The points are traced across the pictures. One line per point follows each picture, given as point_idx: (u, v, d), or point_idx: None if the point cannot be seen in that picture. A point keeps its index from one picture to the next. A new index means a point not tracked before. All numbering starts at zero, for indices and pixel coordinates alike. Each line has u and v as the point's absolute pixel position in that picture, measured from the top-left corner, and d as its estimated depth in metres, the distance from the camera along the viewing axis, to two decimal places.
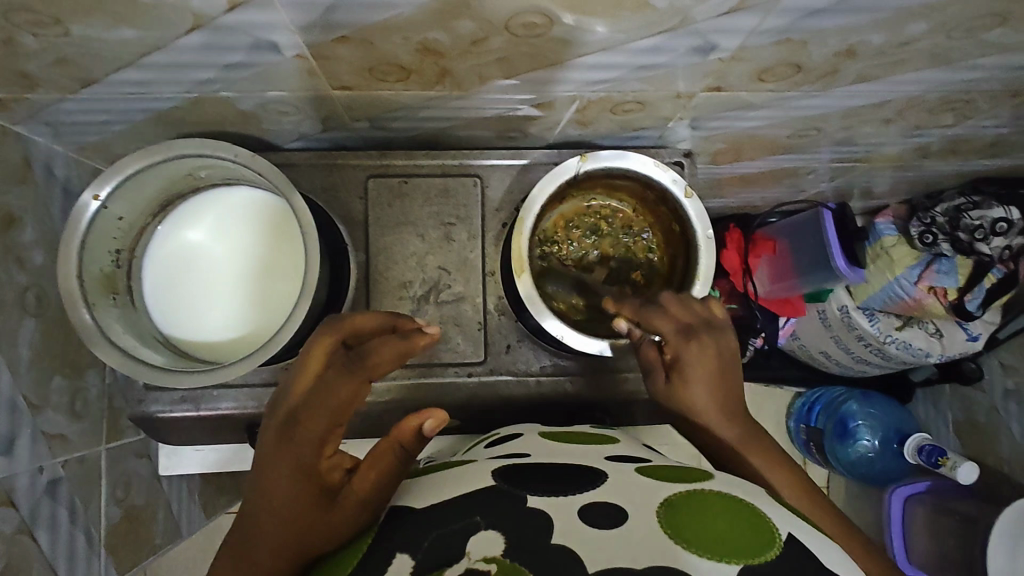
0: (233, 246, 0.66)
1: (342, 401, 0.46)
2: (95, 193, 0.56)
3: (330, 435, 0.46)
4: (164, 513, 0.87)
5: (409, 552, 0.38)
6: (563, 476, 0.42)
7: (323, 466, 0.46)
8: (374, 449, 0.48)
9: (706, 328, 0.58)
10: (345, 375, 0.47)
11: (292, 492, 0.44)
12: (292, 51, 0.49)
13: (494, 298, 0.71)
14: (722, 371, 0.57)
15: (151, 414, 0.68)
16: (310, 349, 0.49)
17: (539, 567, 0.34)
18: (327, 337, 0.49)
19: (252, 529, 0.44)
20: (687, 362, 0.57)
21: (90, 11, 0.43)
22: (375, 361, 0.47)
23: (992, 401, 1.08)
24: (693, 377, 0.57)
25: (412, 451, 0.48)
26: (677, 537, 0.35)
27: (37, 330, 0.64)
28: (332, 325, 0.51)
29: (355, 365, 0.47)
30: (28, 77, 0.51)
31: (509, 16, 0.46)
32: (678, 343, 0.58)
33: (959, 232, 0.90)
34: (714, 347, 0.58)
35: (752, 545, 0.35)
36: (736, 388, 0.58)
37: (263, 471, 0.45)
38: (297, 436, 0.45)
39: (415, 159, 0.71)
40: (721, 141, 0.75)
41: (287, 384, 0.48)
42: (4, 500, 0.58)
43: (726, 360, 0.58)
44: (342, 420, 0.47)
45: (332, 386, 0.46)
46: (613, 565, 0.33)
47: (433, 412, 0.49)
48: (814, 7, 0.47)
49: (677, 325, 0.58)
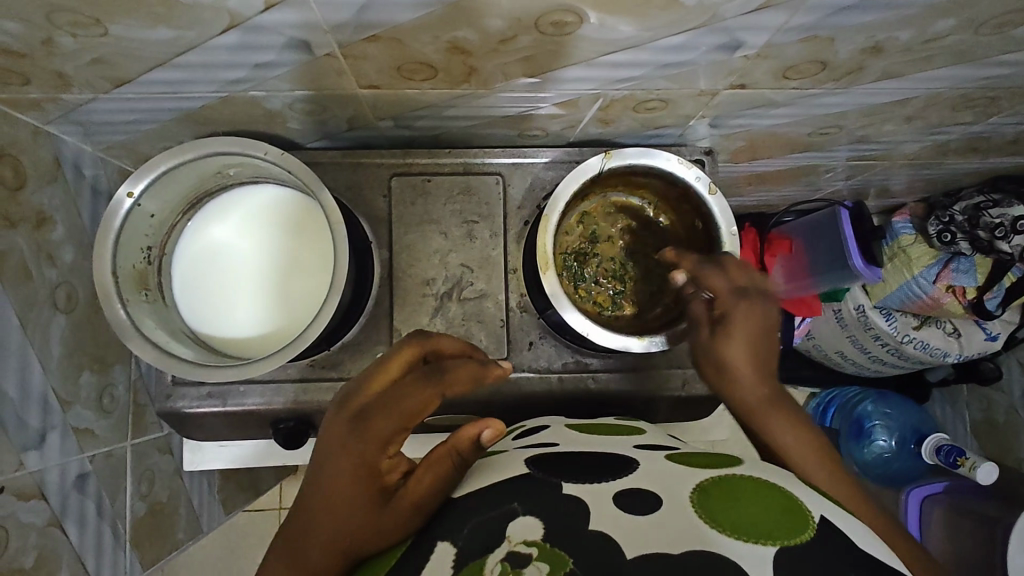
0: (260, 243, 0.66)
1: (415, 406, 0.47)
2: (129, 190, 0.57)
3: (397, 436, 0.47)
4: (187, 510, 0.88)
5: (450, 539, 0.39)
6: (598, 466, 0.42)
7: (383, 466, 0.46)
8: (430, 454, 0.47)
9: (757, 291, 0.59)
10: (422, 383, 0.48)
11: (352, 489, 0.45)
12: (322, 50, 0.50)
13: (516, 296, 0.72)
14: (764, 333, 0.57)
15: (177, 410, 0.69)
16: (392, 356, 0.51)
17: (580, 549, 0.34)
18: (408, 347, 0.51)
19: (310, 524, 0.45)
20: (733, 317, 0.57)
21: (128, 11, 0.43)
22: (454, 378, 0.49)
23: (1010, 399, 1.10)
24: (737, 333, 0.56)
25: (468, 460, 0.48)
26: (699, 509, 0.36)
27: (67, 326, 0.65)
28: (417, 340, 0.53)
29: (435, 377, 0.48)
30: (63, 77, 0.52)
31: (538, 15, 0.46)
32: (730, 301, 0.58)
33: (978, 230, 0.90)
34: (764, 314, 0.57)
35: (770, 530, 0.35)
36: (772, 352, 0.57)
37: (324, 463, 0.46)
38: (363, 431, 0.46)
39: (436, 158, 0.72)
40: (741, 139, 0.75)
41: (365, 378, 0.49)
42: (36, 493, 0.59)
43: (769, 322, 0.57)
44: (411, 425, 0.47)
45: (406, 390, 0.47)
46: (653, 550, 0.33)
47: (491, 422, 0.49)
48: (841, 4, 0.47)
49: (730, 284, 0.59)
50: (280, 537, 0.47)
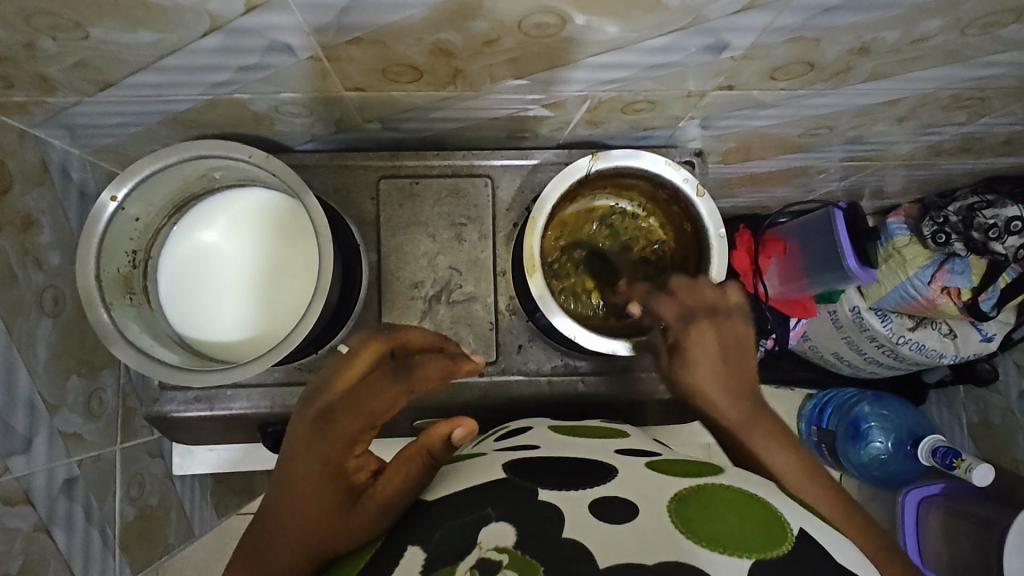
0: (245, 246, 0.66)
1: (382, 404, 0.49)
2: (113, 194, 0.57)
3: (364, 434, 0.49)
4: (177, 514, 0.87)
5: (421, 544, 0.39)
6: (576, 473, 0.42)
7: (351, 465, 0.47)
8: (401, 453, 0.47)
9: (709, 313, 0.61)
10: (391, 383, 0.51)
11: (321, 489, 0.45)
12: (305, 53, 0.50)
13: (505, 298, 0.72)
14: (724, 354, 0.59)
15: (165, 414, 0.69)
16: (361, 349, 0.53)
17: (550, 555, 0.34)
18: (376, 342, 0.54)
19: (277, 526, 0.45)
20: (687, 344, 0.60)
21: (108, 14, 0.43)
22: (420, 373, 0.53)
23: (1006, 402, 1.09)
24: (696, 359, 0.59)
25: (439, 461, 0.47)
26: (676, 518, 0.36)
27: (54, 329, 0.65)
28: (382, 336, 0.55)
29: (401, 374, 0.52)
30: (47, 80, 0.52)
31: (522, 16, 0.46)
32: (680, 328, 0.61)
33: (972, 231, 0.90)
34: (715, 331, 0.60)
35: (745, 540, 0.35)
36: (746, 367, 0.59)
37: (290, 465, 0.47)
38: (330, 430, 0.47)
39: (425, 160, 0.71)
40: (730, 140, 0.75)
41: (333, 374, 0.52)
42: (23, 498, 0.59)
43: (732, 341, 0.60)
44: (377, 423, 0.49)
45: (374, 388, 0.50)
46: (627, 558, 0.33)
47: (462, 421, 0.49)
48: (827, 5, 0.47)
49: (680, 310, 0.62)
50: (246, 543, 0.46)
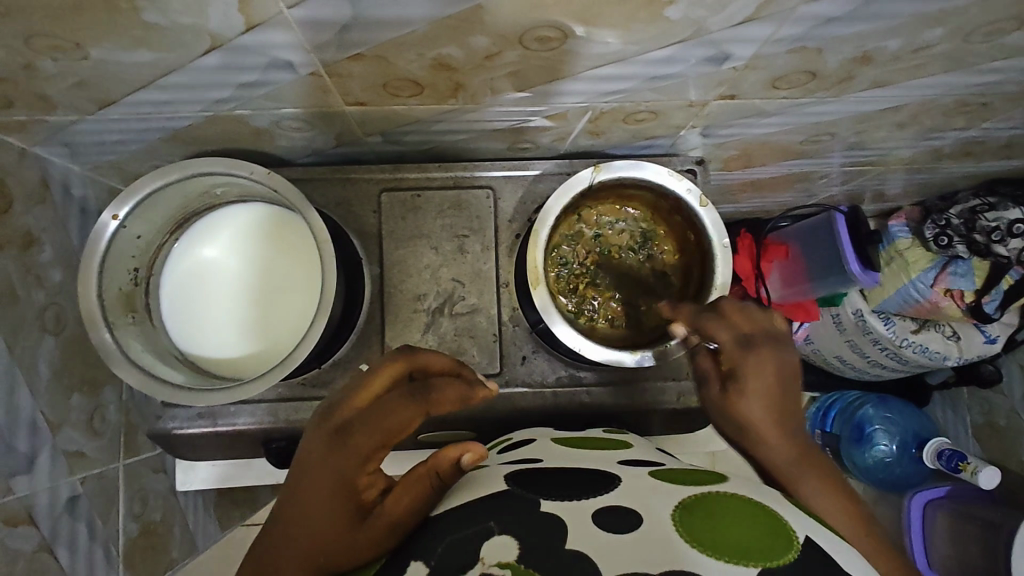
0: (247, 262, 0.66)
1: (398, 424, 0.47)
2: (114, 213, 0.57)
3: (378, 453, 0.47)
4: (180, 528, 0.87)
5: (424, 559, 0.39)
6: (580, 483, 0.42)
7: (361, 482, 0.46)
8: (411, 473, 0.47)
9: (769, 338, 0.55)
10: (409, 401, 0.47)
11: (329, 509, 0.45)
12: (306, 69, 0.49)
13: (508, 310, 0.71)
14: (783, 384, 0.54)
15: (167, 431, 0.69)
16: (379, 368, 0.51)
17: (553, 568, 0.34)
18: (395, 362, 0.51)
19: (280, 543, 0.44)
20: (746, 373, 0.54)
21: (109, 35, 0.43)
22: (438, 399, 0.49)
23: (1012, 403, 1.08)
24: (755, 393, 0.53)
25: (447, 483, 0.46)
26: (683, 529, 0.36)
27: (56, 347, 0.65)
28: (403, 357, 0.52)
29: (420, 394, 0.48)
30: (47, 100, 0.51)
31: (523, 30, 0.46)
32: (737, 355, 0.55)
33: (975, 233, 0.89)
34: (773, 362, 0.54)
35: (749, 549, 0.35)
36: (795, 404, 0.54)
37: (298, 483, 0.46)
38: (345, 449, 0.46)
39: (426, 172, 0.71)
40: (732, 148, 0.75)
41: (349, 393, 0.49)
42: (26, 518, 0.58)
43: (790, 372, 0.55)
44: (391, 443, 0.48)
45: (395, 407, 0.47)
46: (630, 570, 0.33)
47: (472, 445, 0.48)
48: (829, 15, 0.47)
49: (737, 335, 0.55)
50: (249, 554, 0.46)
